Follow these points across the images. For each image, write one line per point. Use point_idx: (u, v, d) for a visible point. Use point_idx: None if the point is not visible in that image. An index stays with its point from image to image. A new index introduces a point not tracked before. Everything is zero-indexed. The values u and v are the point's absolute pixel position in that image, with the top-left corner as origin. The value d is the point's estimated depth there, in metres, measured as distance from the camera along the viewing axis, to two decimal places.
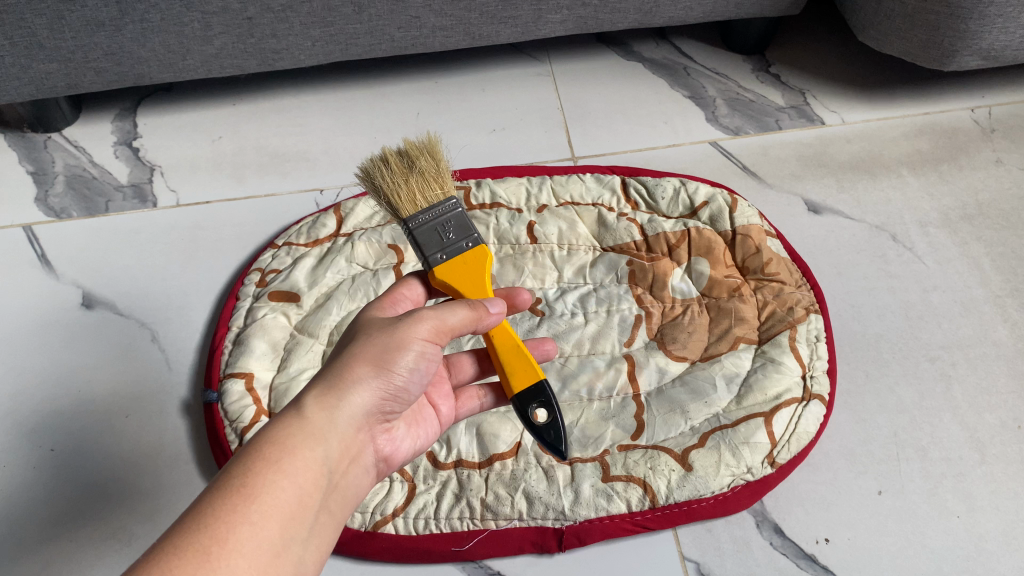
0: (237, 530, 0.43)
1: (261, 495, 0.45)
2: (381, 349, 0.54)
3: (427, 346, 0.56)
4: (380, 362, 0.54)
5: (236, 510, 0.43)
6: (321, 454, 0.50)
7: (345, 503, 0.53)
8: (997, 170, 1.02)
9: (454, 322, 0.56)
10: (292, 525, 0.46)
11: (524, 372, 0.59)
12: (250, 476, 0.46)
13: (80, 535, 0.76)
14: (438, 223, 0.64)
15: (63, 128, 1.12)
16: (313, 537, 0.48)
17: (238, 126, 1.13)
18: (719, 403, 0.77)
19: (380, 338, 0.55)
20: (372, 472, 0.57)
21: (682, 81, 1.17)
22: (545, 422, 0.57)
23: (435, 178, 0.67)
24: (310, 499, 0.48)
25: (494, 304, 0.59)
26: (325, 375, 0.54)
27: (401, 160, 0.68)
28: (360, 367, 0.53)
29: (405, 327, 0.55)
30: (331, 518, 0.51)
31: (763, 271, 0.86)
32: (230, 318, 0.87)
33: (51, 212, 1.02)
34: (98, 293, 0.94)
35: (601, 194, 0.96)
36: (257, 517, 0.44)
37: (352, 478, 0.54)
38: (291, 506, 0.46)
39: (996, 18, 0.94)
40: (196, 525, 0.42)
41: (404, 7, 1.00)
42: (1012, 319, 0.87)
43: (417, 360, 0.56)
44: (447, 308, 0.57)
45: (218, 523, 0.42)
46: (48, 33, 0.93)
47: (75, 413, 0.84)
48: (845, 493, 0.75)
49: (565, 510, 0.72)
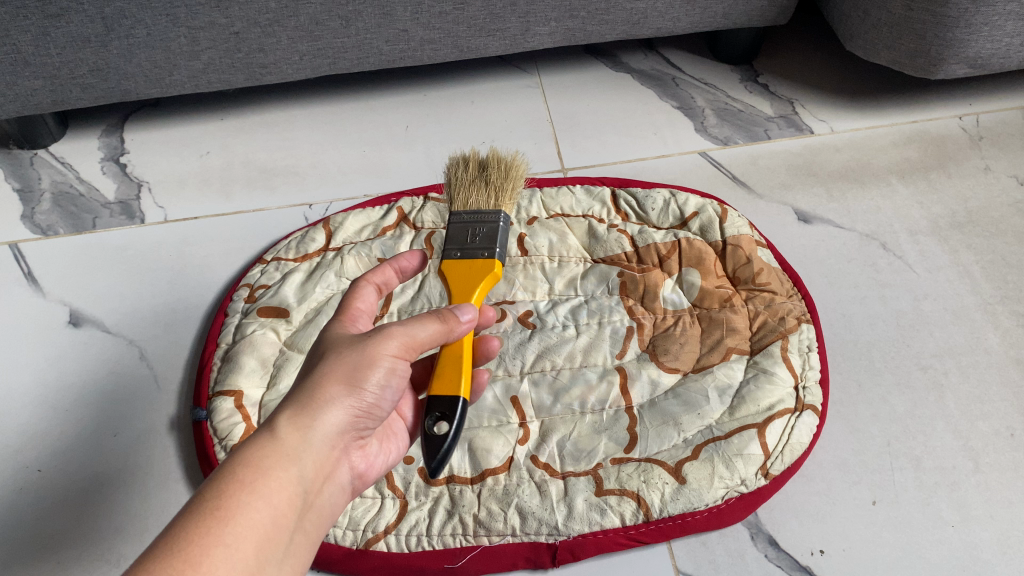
0: (210, 554, 0.42)
1: (236, 517, 0.44)
2: (351, 367, 0.53)
3: (397, 362, 0.55)
4: (351, 380, 0.53)
5: (209, 533, 0.43)
6: (296, 474, 0.49)
7: (321, 521, 0.52)
8: (986, 178, 1.02)
9: (424, 337, 0.55)
10: (268, 545, 0.45)
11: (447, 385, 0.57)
12: (223, 498, 0.45)
13: (66, 557, 0.74)
14: (472, 225, 0.68)
15: (49, 145, 1.11)
16: (288, 556, 0.47)
17: (227, 141, 1.12)
18: (711, 415, 0.76)
19: (349, 355, 0.54)
20: (347, 489, 0.57)
21: (670, 92, 1.17)
22: (439, 434, 0.54)
23: (495, 190, 0.71)
24: (284, 518, 0.47)
25: (463, 312, 0.58)
26: (297, 392, 0.52)
27: (483, 164, 0.74)
28: (332, 383, 0.52)
29: (373, 343, 0.54)
30: (307, 536, 0.50)
31: (753, 281, 0.87)
32: (219, 334, 0.86)
33: (37, 229, 1.01)
34: (85, 311, 0.93)
35: (592, 206, 0.96)
36: (231, 539, 0.43)
37: (327, 496, 0.53)
38: (265, 527, 0.45)
39: (981, 27, 0.95)
40: (168, 552, 0.41)
41: (391, 20, 1.00)
42: (1003, 327, 0.87)
43: (387, 377, 0.55)
44: (415, 321, 0.55)
45: (192, 546, 0.41)
46: (33, 49, 0.93)
47: (61, 433, 0.83)
48: (839, 504, 0.75)
49: (559, 526, 0.71)
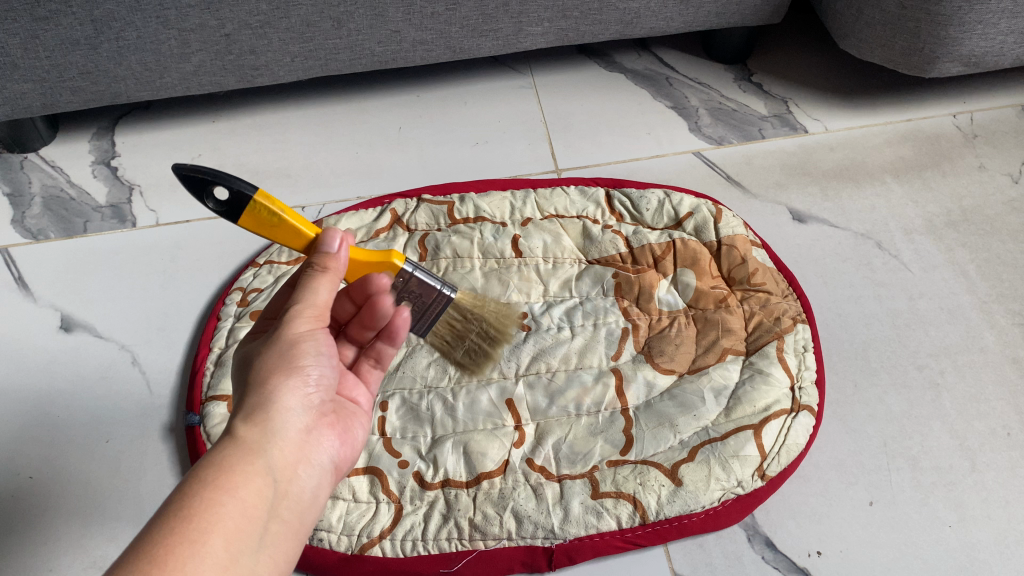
0: (175, 551, 0.40)
1: (199, 514, 0.43)
2: (279, 355, 0.54)
3: (319, 336, 0.56)
4: (285, 366, 0.54)
5: (174, 531, 0.41)
6: (261, 466, 0.48)
7: (298, 514, 0.51)
8: (981, 176, 1.02)
9: (325, 297, 0.57)
10: (239, 536, 0.44)
11: (254, 220, 0.56)
12: (183, 498, 0.44)
13: (58, 565, 0.73)
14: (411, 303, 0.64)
15: (39, 148, 1.10)
16: (264, 549, 0.46)
17: (219, 144, 1.12)
18: (707, 416, 0.76)
19: (273, 347, 0.54)
20: (325, 481, 0.55)
21: (664, 91, 1.17)
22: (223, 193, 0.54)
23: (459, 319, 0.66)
24: (254, 509, 0.46)
25: (332, 242, 0.57)
26: (245, 394, 0.52)
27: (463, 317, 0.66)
28: (272, 375, 0.53)
29: (286, 326, 0.55)
30: (283, 530, 0.49)
31: (749, 282, 0.86)
32: (211, 339, 0.86)
33: (27, 233, 1.00)
34: (77, 316, 0.92)
35: (586, 207, 0.96)
36: (197, 534, 0.42)
37: (303, 488, 0.52)
38: (234, 518, 0.44)
39: (975, 25, 0.95)
40: (134, 555, 0.39)
41: (383, 21, 0.99)
42: (1000, 326, 0.87)
43: (316, 353, 0.55)
44: (310, 289, 0.56)
45: (157, 548, 0.40)
46: (22, 52, 0.92)
47: (52, 440, 0.82)
48: (836, 505, 0.75)
49: (554, 529, 0.70)
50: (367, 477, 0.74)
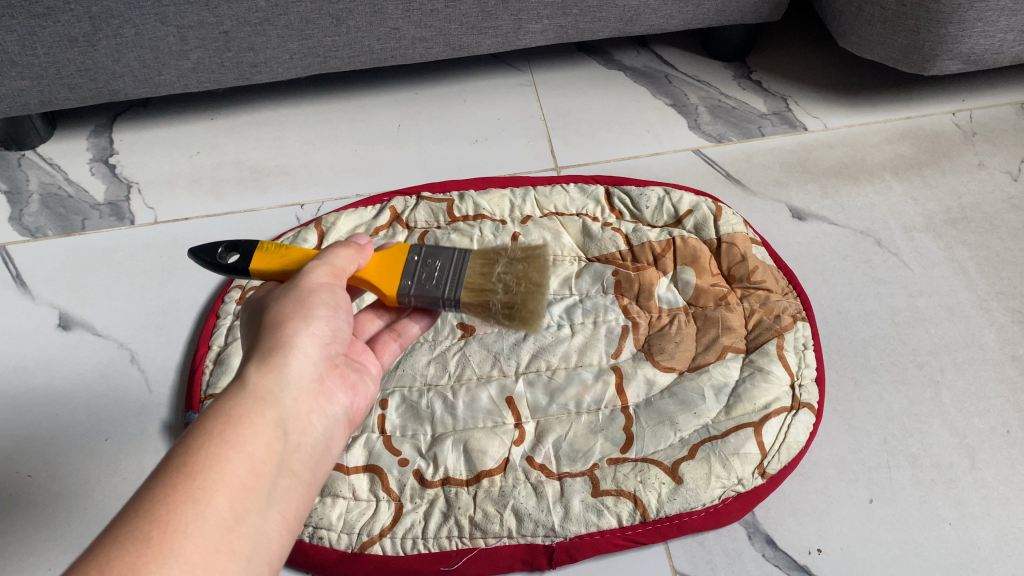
0: (180, 511, 0.40)
1: (205, 471, 0.43)
2: (293, 310, 0.54)
3: (335, 295, 0.57)
4: (299, 322, 0.54)
5: (178, 489, 0.41)
6: (270, 420, 0.48)
7: (309, 467, 0.51)
8: (980, 174, 1.02)
9: (344, 264, 0.58)
10: (246, 494, 0.44)
11: (265, 257, 0.62)
12: (189, 455, 0.43)
13: (58, 563, 0.73)
14: (430, 275, 0.61)
15: (36, 146, 1.10)
16: (273, 506, 0.46)
17: (217, 141, 1.11)
18: (708, 414, 0.76)
19: (288, 301, 0.55)
20: (336, 433, 0.55)
21: (663, 89, 1.17)
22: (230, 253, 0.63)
23: (483, 270, 0.62)
24: (262, 465, 0.46)
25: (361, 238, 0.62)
26: (258, 346, 0.53)
27: (484, 266, 0.62)
28: (286, 328, 0.53)
29: (303, 282, 0.56)
30: (293, 486, 0.49)
31: (748, 280, 0.86)
32: (210, 337, 0.85)
33: (24, 231, 1.00)
34: (76, 315, 0.92)
35: (586, 205, 0.96)
36: (202, 493, 0.42)
37: (314, 441, 0.52)
38: (240, 476, 0.44)
39: (975, 23, 0.94)
40: (136, 515, 0.39)
41: (382, 18, 0.99)
42: (999, 323, 0.87)
43: (329, 310, 0.56)
44: (331, 253, 0.58)
45: (160, 507, 0.40)
46: (19, 49, 0.91)
47: (51, 438, 0.81)
48: (836, 503, 0.75)
49: (555, 527, 0.70)
50: (367, 474, 0.75)
